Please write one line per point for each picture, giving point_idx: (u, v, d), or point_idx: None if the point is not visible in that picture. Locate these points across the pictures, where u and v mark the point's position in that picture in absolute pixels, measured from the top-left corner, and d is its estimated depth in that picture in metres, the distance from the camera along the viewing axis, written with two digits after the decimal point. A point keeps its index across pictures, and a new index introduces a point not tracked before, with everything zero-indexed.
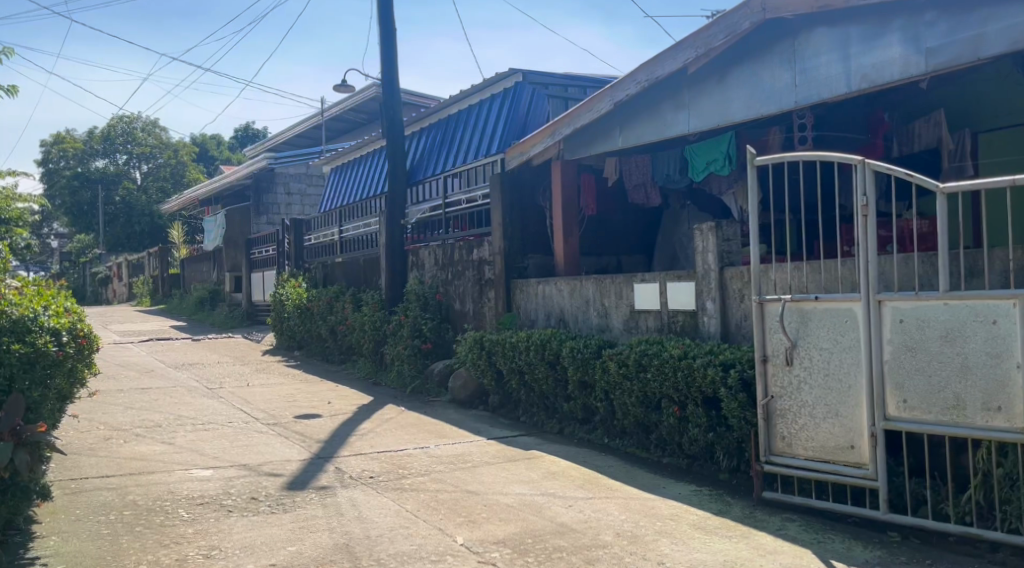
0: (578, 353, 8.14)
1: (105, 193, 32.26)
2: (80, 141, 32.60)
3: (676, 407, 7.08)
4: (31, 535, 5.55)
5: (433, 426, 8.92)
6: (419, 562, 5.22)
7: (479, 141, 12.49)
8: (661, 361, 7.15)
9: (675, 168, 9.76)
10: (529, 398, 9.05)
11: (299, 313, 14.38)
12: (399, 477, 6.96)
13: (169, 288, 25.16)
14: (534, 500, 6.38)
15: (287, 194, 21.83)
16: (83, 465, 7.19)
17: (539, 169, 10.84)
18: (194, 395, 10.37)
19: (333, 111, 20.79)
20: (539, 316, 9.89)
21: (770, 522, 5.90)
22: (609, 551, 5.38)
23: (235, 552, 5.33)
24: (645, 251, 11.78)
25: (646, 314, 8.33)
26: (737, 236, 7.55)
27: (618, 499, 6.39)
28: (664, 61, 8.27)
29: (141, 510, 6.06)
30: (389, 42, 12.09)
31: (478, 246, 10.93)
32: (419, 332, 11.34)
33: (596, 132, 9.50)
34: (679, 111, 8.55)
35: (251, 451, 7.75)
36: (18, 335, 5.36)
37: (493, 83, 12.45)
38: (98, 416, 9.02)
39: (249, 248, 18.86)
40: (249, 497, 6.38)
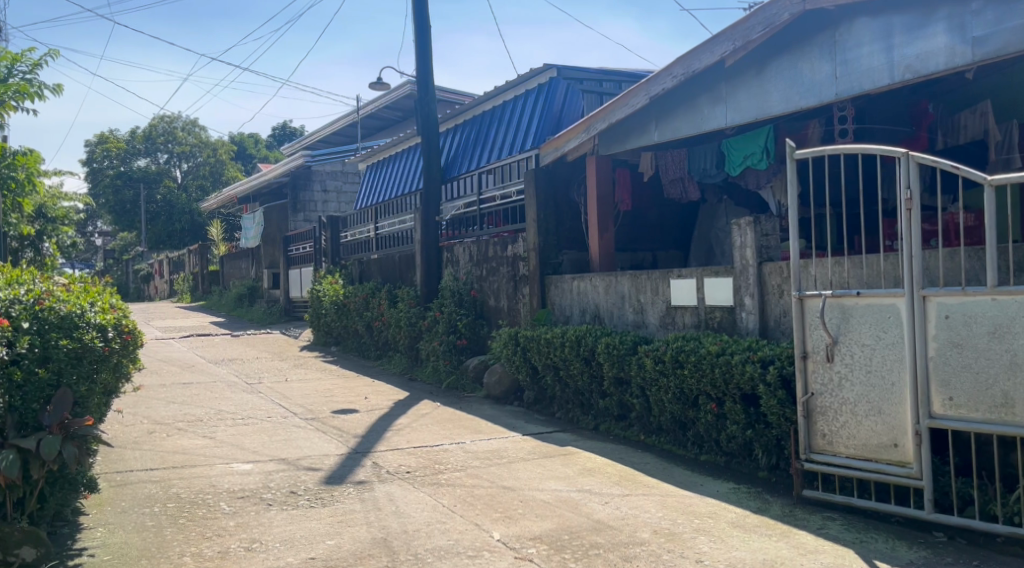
0: (613, 349, 8.11)
1: (147, 191, 32.77)
2: (124, 141, 33.23)
3: (713, 404, 7.04)
4: (78, 526, 5.66)
5: (468, 421, 8.96)
6: (456, 557, 5.24)
7: (514, 137, 12.48)
8: (698, 357, 7.11)
9: (712, 162, 9.69)
10: (564, 394, 9.05)
11: (336, 309, 14.51)
12: (435, 472, 7.00)
13: (208, 284, 25.50)
14: (570, 496, 6.38)
15: (323, 191, 21.97)
16: (128, 458, 7.32)
17: (575, 164, 10.82)
18: (234, 390, 10.51)
19: (369, 107, 20.87)
20: (574, 312, 9.87)
21: (810, 521, 5.84)
22: (647, 549, 5.37)
23: (275, 545, 5.40)
24: (681, 247, 11.70)
25: (682, 310, 8.28)
26: (776, 231, 7.46)
27: (655, 497, 6.37)
28: (700, 55, 8.21)
29: (184, 502, 6.16)
30: (424, 39, 12.13)
31: (512, 242, 10.94)
32: (454, 328, 11.39)
33: (630, 126, 9.45)
34: (716, 106, 8.48)
35: (290, 445, 7.84)
36: (65, 330, 5.46)
37: (528, 78, 12.44)
38: (141, 410, 9.18)
39: (286, 245, 19.04)
40: (288, 491, 6.46)
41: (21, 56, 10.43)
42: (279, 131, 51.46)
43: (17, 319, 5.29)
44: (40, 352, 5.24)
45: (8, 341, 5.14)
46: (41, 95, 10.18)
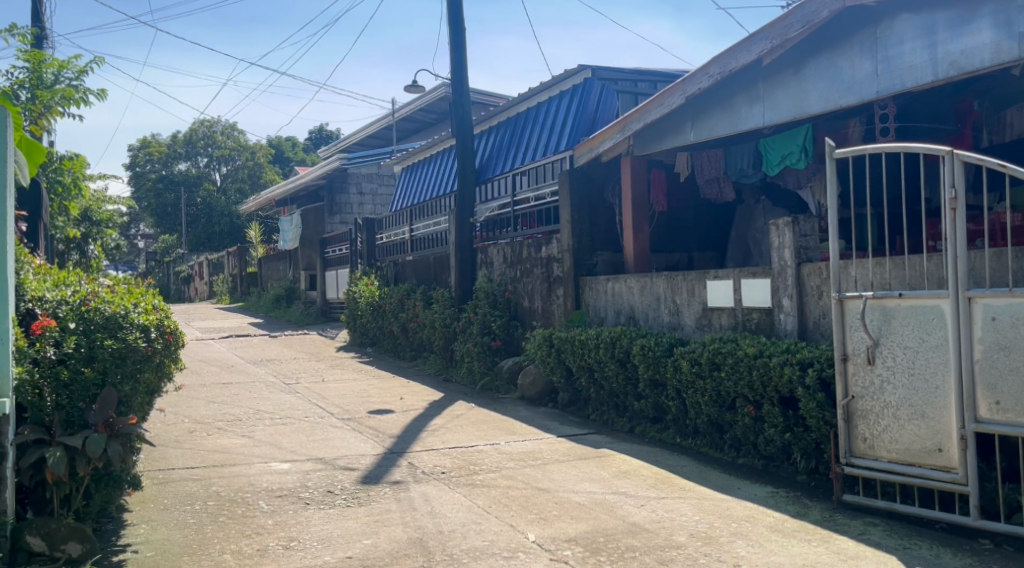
0: (649, 351, 8.07)
1: (188, 194, 33.24)
2: (165, 145, 33.77)
3: (751, 407, 6.97)
4: (122, 523, 5.75)
5: (502, 422, 8.98)
6: (491, 558, 5.24)
7: (549, 138, 12.48)
8: (735, 359, 7.05)
9: (749, 162, 9.60)
10: (599, 396, 9.02)
11: (372, 310, 14.60)
12: (469, 473, 7.01)
13: (246, 286, 25.81)
14: (605, 498, 6.36)
15: (359, 194, 22.13)
16: (170, 456, 7.43)
17: (610, 165, 10.78)
18: (272, 390, 10.64)
19: (404, 110, 20.99)
20: (608, 314, 9.84)
21: (851, 526, 5.76)
22: (683, 552, 5.33)
23: (313, 544, 5.44)
24: (717, 248, 11.61)
25: (719, 312, 8.21)
26: (815, 231, 7.38)
27: (691, 500, 6.33)
28: (737, 54, 8.15)
29: (224, 500, 6.23)
30: (459, 41, 12.16)
31: (546, 244, 10.94)
32: (489, 329, 11.42)
33: (666, 126, 9.39)
34: (753, 105, 8.41)
35: (327, 444, 7.91)
36: (110, 331, 5.52)
37: (563, 79, 12.42)
38: (182, 409, 9.31)
39: (323, 248, 19.20)
40: (325, 490, 6.51)
41: (68, 62, 10.63)
42: (316, 134, 51.88)
43: (63, 321, 5.41)
44: (85, 352, 5.35)
45: (55, 341, 5.28)
46: (87, 100, 10.37)
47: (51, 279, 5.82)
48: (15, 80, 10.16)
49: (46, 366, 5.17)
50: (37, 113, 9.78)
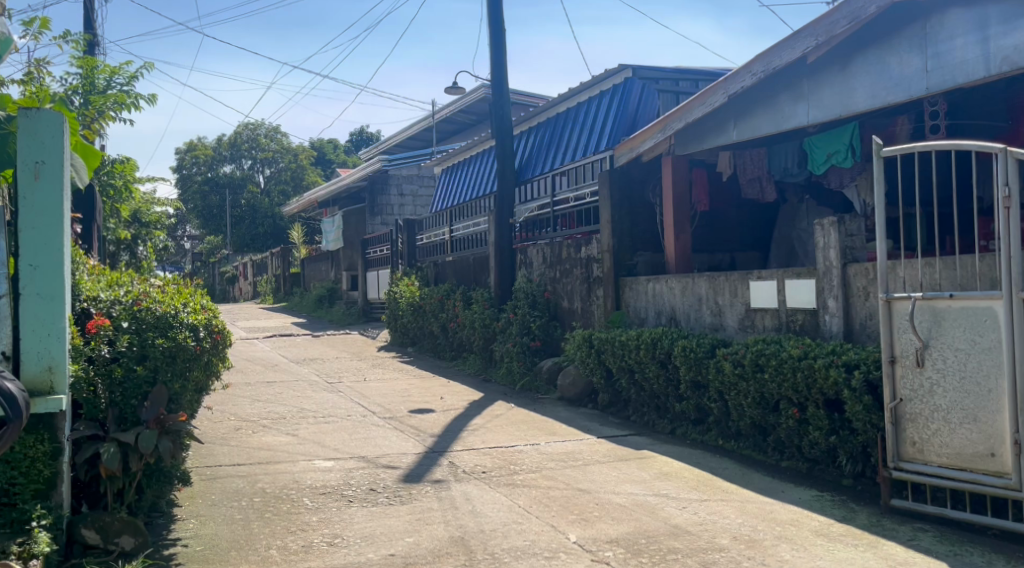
0: (690, 352, 8.03)
1: (233, 196, 33.70)
2: (211, 148, 34.24)
3: (795, 409, 6.90)
4: (173, 517, 5.86)
5: (543, 422, 8.98)
6: (533, 557, 5.25)
7: (589, 138, 12.45)
8: (779, 360, 6.98)
9: (793, 161, 9.50)
10: (639, 397, 8.97)
11: (412, 310, 14.68)
12: (510, 473, 7.03)
13: (290, 286, 26.12)
14: (646, 500, 6.33)
15: (400, 195, 22.24)
16: (217, 453, 7.56)
17: (651, 164, 10.73)
18: (315, 389, 10.75)
19: (444, 112, 21.05)
20: (649, 314, 9.80)
21: (899, 531, 5.67)
22: (726, 555, 5.29)
23: (356, 541, 5.50)
24: (761, 247, 11.50)
25: (762, 313, 8.13)
26: (861, 231, 7.26)
27: (734, 502, 6.27)
28: (781, 51, 8.07)
29: (269, 497, 6.32)
30: (499, 42, 12.19)
31: (586, 244, 10.93)
32: (528, 329, 11.44)
33: (708, 125, 9.32)
34: (798, 103, 8.31)
35: (369, 443, 7.98)
36: (161, 330, 5.58)
37: (604, 79, 12.38)
38: (229, 407, 9.45)
39: (365, 248, 19.35)
40: (368, 488, 6.57)
41: (119, 68, 10.85)
42: (357, 136, 52.32)
43: (117, 320, 5.50)
44: (138, 350, 5.42)
45: (110, 341, 5.38)
46: (138, 105, 10.59)
47: (104, 280, 5.93)
48: (69, 86, 10.40)
49: (100, 364, 5.28)
50: (90, 118, 10.01)
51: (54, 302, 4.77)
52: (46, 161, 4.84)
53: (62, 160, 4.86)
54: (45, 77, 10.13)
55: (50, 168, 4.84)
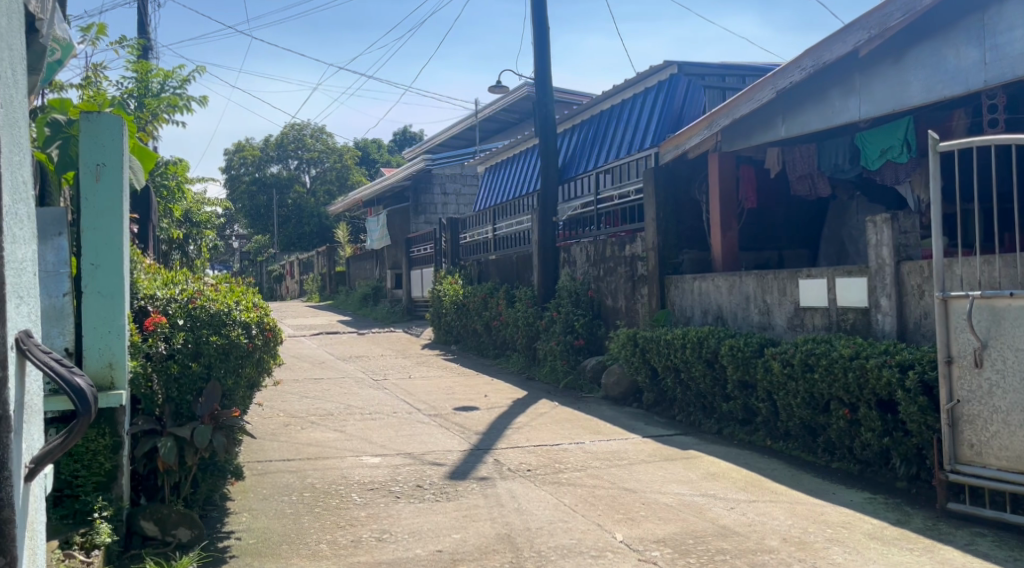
0: (738, 351, 7.94)
1: (280, 196, 34.12)
2: (259, 149, 34.70)
3: (846, 410, 6.78)
4: (226, 510, 5.96)
5: (587, 421, 8.95)
6: (579, 556, 5.23)
7: (635, 135, 12.36)
8: (830, 360, 6.87)
9: (844, 156, 9.33)
10: (685, 396, 8.91)
11: (456, 308, 14.74)
12: (555, 471, 7.02)
13: (336, 285, 26.37)
14: (694, 500, 6.28)
15: (443, 194, 22.29)
16: (267, 448, 7.66)
17: (697, 161, 10.63)
18: (361, 386, 10.84)
19: (487, 111, 21.08)
20: (695, 313, 9.71)
21: (956, 536, 5.55)
22: (776, 556, 5.21)
23: (404, 536, 5.53)
24: (810, 245, 11.34)
25: (812, 312, 8.01)
26: (916, 228, 7.10)
27: (783, 504, 6.19)
28: (832, 45, 7.94)
29: (318, 492, 6.40)
30: (543, 40, 12.15)
31: (631, 242, 10.87)
32: (572, 328, 11.41)
33: (756, 121, 9.21)
34: (849, 97, 8.17)
35: (415, 440, 8.03)
36: (214, 328, 5.64)
37: (649, 76, 12.27)
38: (277, 404, 9.57)
39: (409, 247, 19.46)
40: (415, 485, 6.61)
41: (172, 72, 11.05)
42: (401, 136, 52.72)
43: (172, 317, 5.59)
44: (192, 347, 5.51)
45: (165, 337, 5.49)
46: (190, 108, 10.77)
47: (160, 279, 6.00)
48: (124, 89, 10.62)
49: (157, 361, 5.40)
50: (145, 120, 10.20)
51: (114, 300, 4.86)
52: (107, 163, 4.94)
53: (121, 161, 4.97)
54: (101, 81, 10.35)
55: (110, 170, 4.94)
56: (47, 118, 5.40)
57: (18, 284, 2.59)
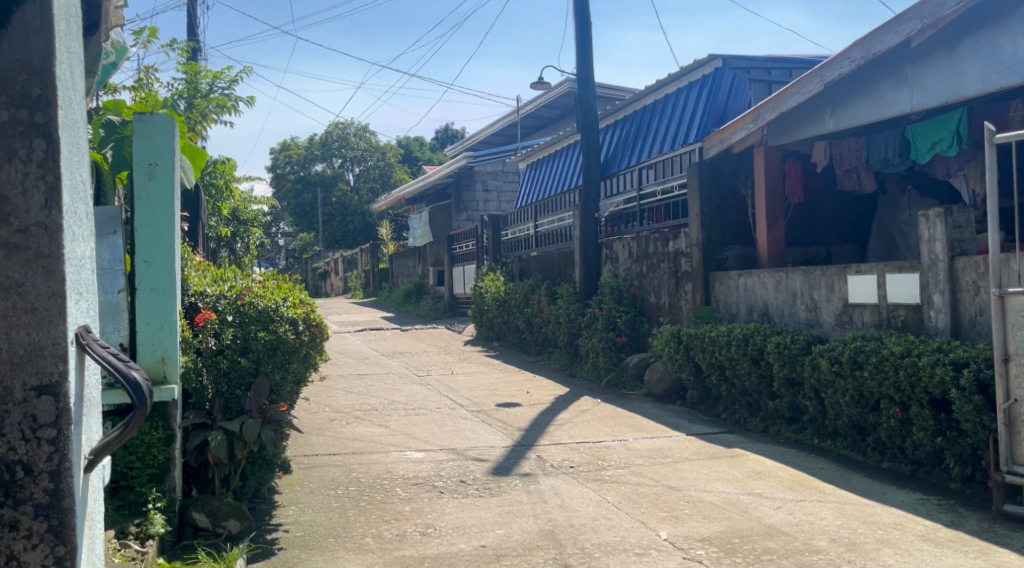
0: (784, 348, 7.85)
1: (324, 194, 34.46)
2: (304, 148, 35.10)
3: (898, 409, 6.66)
4: (274, 503, 6.04)
5: (630, 419, 8.91)
6: (624, 553, 5.22)
7: (679, 130, 12.27)
8: (880, 358, 6.76)
9: (894, 150, 9.16)
10: (730, 394, 8.83)
11: (497, 304, 14.76)
12: (599, 468, 7.01)
13: (379, 282, 26.60)
14: (740, 499, 6.22)
15: (485, 191, 22.32)
16: (313, 443, 7.75)
17: (742, 156, 10.53)
18: (404, 382, 10.93)
19: (529, 107, 21.06)
20: (740, 309, 9.62)
21: (1013, 538, 5.42)
22: (826, 557, 5.14)
23: (448, 531, 5.56)
24: (859, 241, 11.17)
25: (861, 309, 7.89)
26: (970, 222, 6.91)
27: (832, 504, 6.11)
28: (883, 36, 7.80)
29: (364, 486, 6.46)
30: (585, 36, 12.10)
31: (674, 238, 10.80)
32: (614, 324, 11.38)
33: (803, 115, 9.08)
34: (901, 89, 8.01)
35: (458, 435, 8.07)
36: (263, 324, 5.73)
37: (693, 70, 12.16)
38: (322, 398, 9.68)
39: (451, 244, 19.54)
40: (458, 480, 6.65)
41: (221, 73, 11.24)
42: (443, 133, 53.00)
43: (221, 313, 5.68)
44: (241, 342, 5.61)
45: (215, 333, 5.59)
46: (238, 108, 10.93)
47: (210, 275, 6.08)
48: (175, 90, 10.83)
49: (208, 356, 5.50)
50: (195, 120, 10.37)
51: (166, 297, 4.96)
52: (159, 163, 5.02)
53: (172, 161, 5.05)
54: (153, 83, 10.56)
55: (162, 169, 5.02)
56: (102, 119, 5.57)
57: (78, 280, 2.62)
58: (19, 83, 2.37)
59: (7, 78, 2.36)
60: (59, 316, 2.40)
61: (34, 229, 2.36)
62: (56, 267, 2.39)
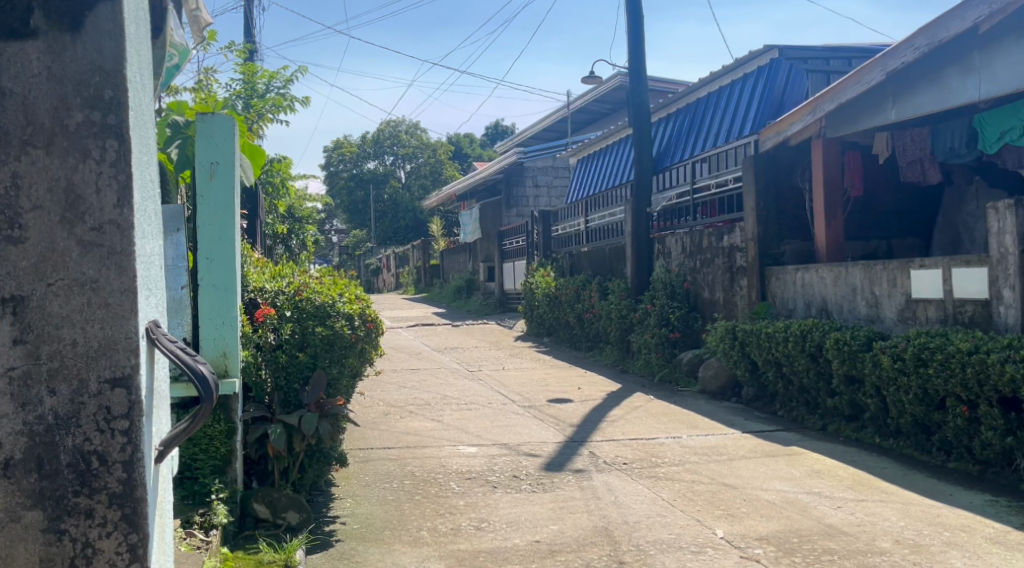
0: (844, 344, 7.72)
1: (376, 191, 34.79)
2: (357, 146, 35.50)
3: (965, 407, 6.52)
4: (331, 496, 6.14)
5: (683, 415, 8.86)
6: (680, 551, 5.19)
7: (733, 123, 12.12)
8: (946, 355, 6.62)
9: (960, 140, 8.94)
10: (787, 391, 8.73)
11: (548, 300, 14.77)
12: (653, 465, 6.98)
13: (430, 278, 26.79)
14: (799, 498, 6.14)
15: (535, 186, 22.31)
16: (368, 436, 7.85)
17: (800, 148, 10.35)
18: (456, 377, 11.00)
19: (579, 102, 21.00)
20: (798, 305, 9.48)
21: None
22: (888, 559, 5.05)
23: (502, 526, 5.60)
24: (922, 235, 10.93)
25: (925, 304, 7.73)
26: None
27: (896, 504, 6.00)
28: (949, 22, 7.60)
29: (418, 480, 6.53)
30: (637, 30, 12.02)
31: (729, 232, 10.68)
32: (667, 320, 11.30)
33: (864, 105, 8.91)
34: (968, 77, 7.80)
35: (510, 431, 8.10)
36: (320, 319, 5.81)
37: (748, 61, 11.98)
38: (376, 393, 9.80)
39: (501, 240, 19.59)
40: (511, 475, 6.68)
41: (277, 73, 11.42)
42: (493, 130, 53.20)
43: (281, 309, 5.79)
44: (299, 338, 5.69)
45: (274, 328, 5.70)
46: (293, 107, 11.10)
47: (268, 271, 6.21)
48: (233, 91, 11.03)
49: (267, 349, 5.60)
50: (252, 119, 10.55)
51: (227, 292, 5.06)
52: (220, 162, 5.12)
53: (233, 161, 5.13)
54: (212, 84, 10.77)
55: (223, 169, 5.12)
56: (168, 119, 5.71)
57: (147, 276, 2.68)
58: (93, 85, 2.39)
59: (81, 81, 2.39)
60: (131, 311, 2.40)
61: (108, 227, 2.38)
62: (128, 264, 2.40)
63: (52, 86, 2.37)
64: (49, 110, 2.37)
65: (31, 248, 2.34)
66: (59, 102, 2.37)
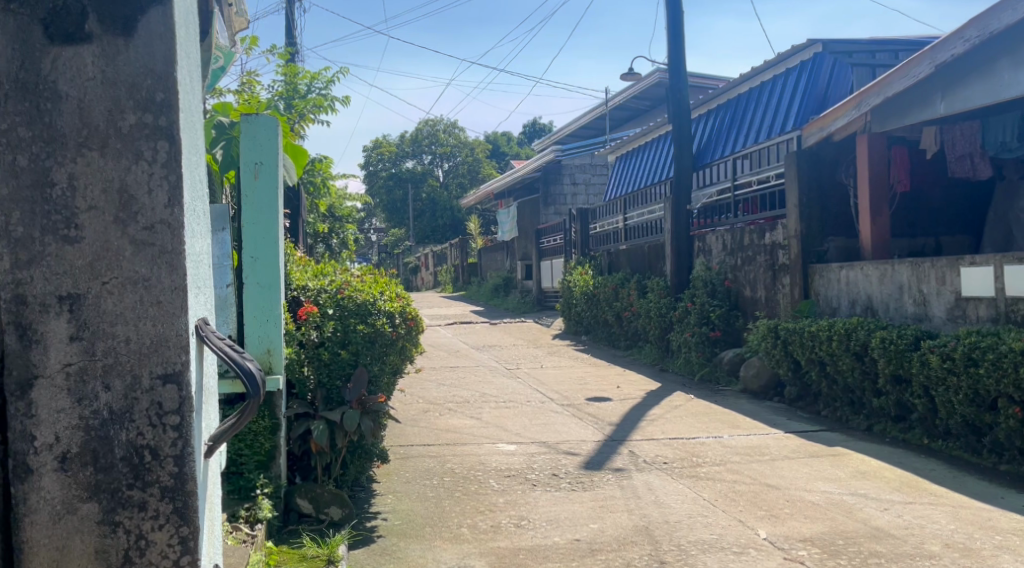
0: (891, 343, 7.60)
1: (414, 190, 34.96)
2: (395, 145, 35.72)
3: (1017, 407, 6.38)
4: (373, 492, 6.19)
5: (724, 415, 8.79)
6: (721, 551, 5.16)
7: (775, 119, 12.00)
8: (997, 355, 6.50)
9: (1012, 134, 8.83)
10: (831, 390, 8.63)
11: (587, 299, 14.74)
12: (693, 465, 6.94)
13: (468, 276, 26.86)
14: (844, 499, 6.08)
15: (573, 184, 22.26)
16: (408, 434, 7.90)
17: (844, 144, 10.21)
18: (495, 375, 11.03)
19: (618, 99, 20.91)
20: (842, 303, 9.35)
21: None
22: (938, 562, 4.98)
23: (542, 524, 5.61)
24: (971, 232, 10.72)
25: (975, 302, 7.59)
26: None
27: (945, 507, 5.90)
28: (1001, 13, 7.45)
29: (458, 477, 6.57)
30: (676, 26, 11.93)
31: (771, 229, 10.57)
32: (707, 319, 11.22)
33: (911, 99, 8.75)
34: (1019, 69, 7.61)
35: (549, 429, 8.11)
36: (362, 317, 5.85)
37: (790, 56, 11.85)
38: (416, 390, 9.86)
39: (539, 238, 19.58)
40: (551, 473, 6.69)
41: (318, 73, 11.53)
42: (530, 127, 53.18)
43: (323, 307, 5.87)
44: (341, 335, 5.75)
45: (317, 326, 5.77)
46: (334, 108, 11.20)
47: (310, 270, 6.28)
48: (275, 92, 11.16)
49: (310, 347, 5.67)
50: (293, 119, 10.67)
51: (272, 290, 5.12)
52: (264, 162, 5.19)
53: (276, 160, 5.21)
54: (254, 85, 10.91)
55: (268, 169, 5.19)
56: (213, 120, 5.84)
57: (197, 275, 2.74)
58: (145, 88, 2.45)
59: (134, 84, 2.44)
60: (181, 309, 2.46)
61: (159, 227, 2.44)
62: (179, 263, 2.45)
63: (105, 90, 2.43)
64: (104, 113, 2.42)
65: (86, 248, 2.40)
66: (112, 105, 2.43)
